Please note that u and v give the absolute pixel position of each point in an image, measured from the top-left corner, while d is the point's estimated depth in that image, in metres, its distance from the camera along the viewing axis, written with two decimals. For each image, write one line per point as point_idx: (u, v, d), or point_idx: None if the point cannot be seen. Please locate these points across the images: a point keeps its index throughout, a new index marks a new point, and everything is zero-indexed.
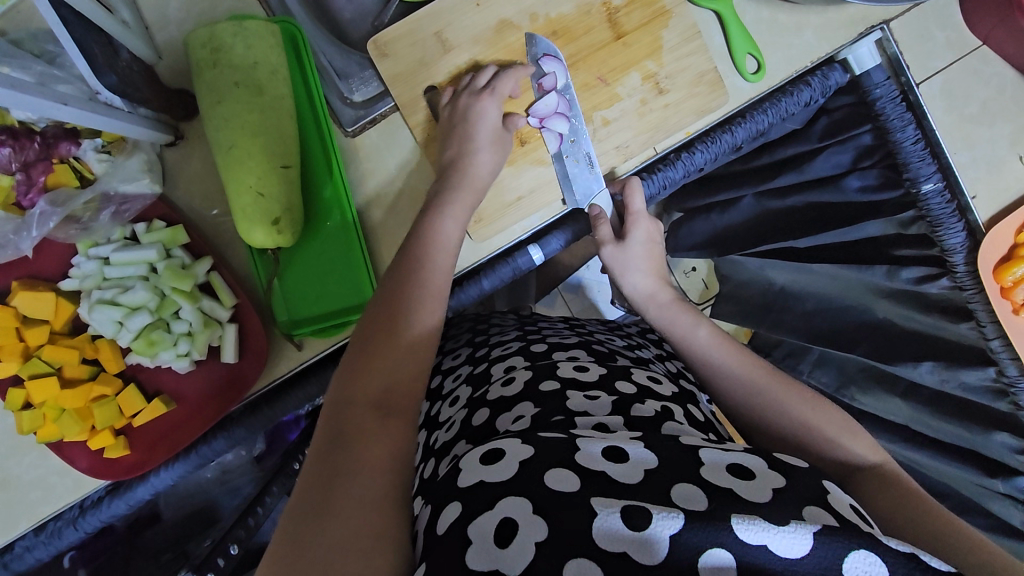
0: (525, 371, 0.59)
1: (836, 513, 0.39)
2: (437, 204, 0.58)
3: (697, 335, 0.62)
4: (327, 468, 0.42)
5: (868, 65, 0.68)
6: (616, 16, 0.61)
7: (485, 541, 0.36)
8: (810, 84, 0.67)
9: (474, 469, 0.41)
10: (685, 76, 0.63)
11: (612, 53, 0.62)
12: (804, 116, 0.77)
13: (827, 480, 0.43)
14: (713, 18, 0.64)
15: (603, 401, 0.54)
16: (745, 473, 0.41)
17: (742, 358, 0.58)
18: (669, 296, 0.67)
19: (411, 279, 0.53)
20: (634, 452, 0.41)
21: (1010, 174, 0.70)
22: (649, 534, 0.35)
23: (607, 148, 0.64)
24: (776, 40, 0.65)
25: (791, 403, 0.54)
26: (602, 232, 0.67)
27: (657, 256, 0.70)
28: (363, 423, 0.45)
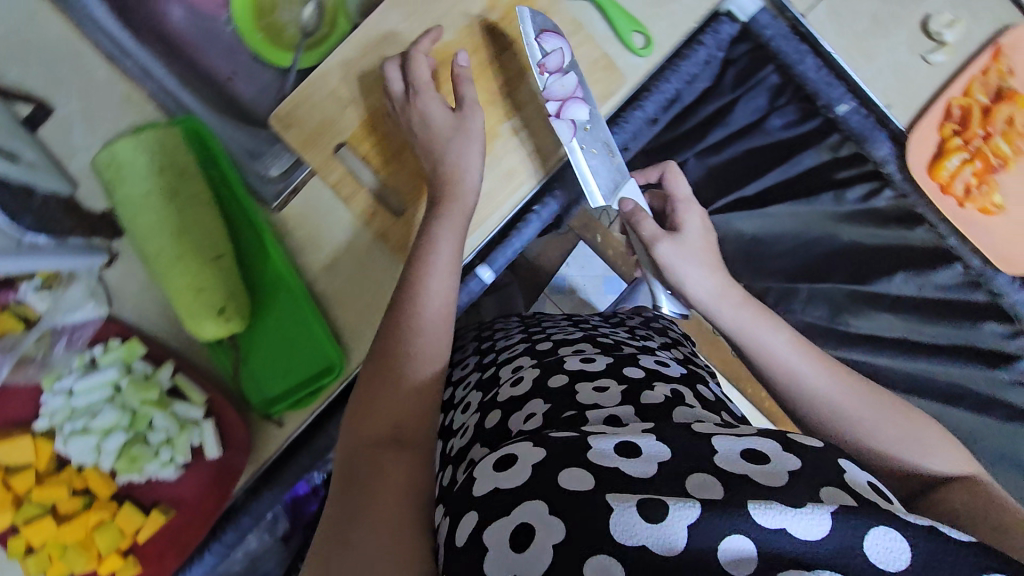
0: (532, 370, 0.60)
1: (854, 492, 0.38)
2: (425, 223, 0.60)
3: (779, 343, 0.59)
4: (345, 509, 0.44)
5: (751, 10, 0.68)
6: (497, 31, 0.63)
7: (502, 549, 0.36)
8: (703, 41, 0.68)
9: (488, 475, 0.40)
10: (578, 67, 0.65)
11: (503, 66, 0.64)
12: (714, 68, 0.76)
13: (842, 458, 0.42)
14: (589, 7, 0.65)
15: (612, 391, 0.54)
16: (759, 457, 0.39)
17: (832, 371, 0.57)
18: (740, 295, 0.63)
19: (404, 317, 0.56)
20: (645, 446, 0.40)
21: (920, 77, 0.68)
22: (666, 526, 0.35)
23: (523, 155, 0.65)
24: (655, 12, 0.67)
25: (879, 416, 0.54)
26: (649, 228, 0.64)
27: (713, 249, 0.66)
28: (377, 457, 0.48)
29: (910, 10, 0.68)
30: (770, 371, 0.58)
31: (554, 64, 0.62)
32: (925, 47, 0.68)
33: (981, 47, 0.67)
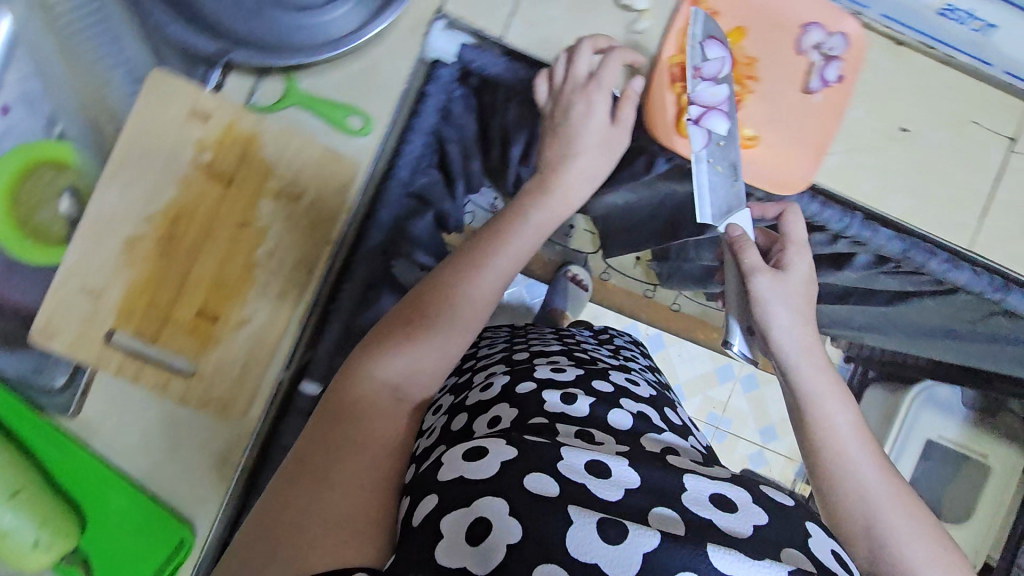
0: (503, 376, 0.72)
1: (811, 560, 0.48)
2: (457, 266, 0.61)
3: (841, 423, 0.64)
4: (320, 452, 0.49)
5: (455, 51, 0.69)
6: (216, 170, 0.63)
7: (457, 534, 0.43)
8: (428, 93, 0.71)
9: (456, 465, 0.48)
10: (305, 171, 0.65)
11: (233, 200, 0.64)
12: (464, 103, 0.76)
13: (812, 524, 0.52)
14: (300, 110, 0.65)
15: (579, 403, 0.66)
16: (727, 505, 0.50)
17: (884, 471, 0.61)
18: (823, 360, 0.68)
19: (442, 308, 0.59)
20: (614, 472, 0.50)
21: (636, 48, 0.68)
22: (622, 545, 0.44)
23: (289, 271, 0.65)
24: (362, 90, 0.66)
25: (909, 525, 0.57)
26: (756, 259, 0.67)
27: (809, 298, 0.70)
28: (375, 404, 0.54)
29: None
30: (817, 439, 0.64)
31: (716, 67, 0.67)
32: (630, 19, 0.68)
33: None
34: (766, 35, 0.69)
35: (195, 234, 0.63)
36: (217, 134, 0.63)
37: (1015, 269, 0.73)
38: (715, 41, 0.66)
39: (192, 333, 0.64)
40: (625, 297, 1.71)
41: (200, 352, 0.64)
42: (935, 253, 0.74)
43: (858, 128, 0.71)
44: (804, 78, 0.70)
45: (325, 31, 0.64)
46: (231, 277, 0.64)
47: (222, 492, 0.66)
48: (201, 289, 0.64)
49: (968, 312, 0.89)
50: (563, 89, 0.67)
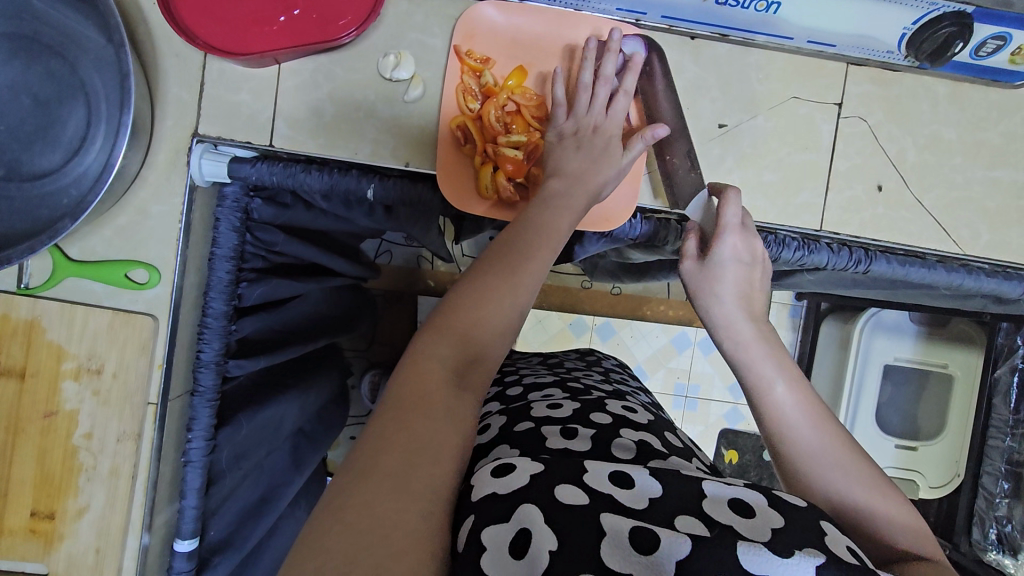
0: (500, 417, 0.69)
1: (835, 552, 0.41)
2: (517, 237, 0.54)
3: (777, 388, 0.53)
4: (382, 440, 0.42)
5: (224, 169, 0.62)
6: (4, 366, 0.59)
7: (500, 547, 0.41)
8: (219, 216, 0.66)
9: (488, 484, 0.47)
10: (99, 341, 0.61)
11: (31, 392, 0.60)
12: (269, 212, 0.70)
13: (826, 519, 0.45)
14: (78, 278, 0.61)
15: (582, 436, 0.60)
16: (748, 511, 0.44)
17: (825, 426, 0.51)
18: (751, 333, 0.57)
19: (497, 283, 0.51)
20: (639, 483, 0.47)
21: (414, 118, 0.64)
22: (656, 557, 0.40)
23: (113, 446, 0.62)
24: (139, 238, 0.62)
25: (857, 483, 0.48)
26: (689, 245, 0.62)
27: (748, 278, 0.60)
28: (438, 384, 0.47)
29: (367, 57, 0.63)
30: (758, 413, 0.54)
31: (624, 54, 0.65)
32: (397, 90, 0.64)
33: (446, 55, 0.64)
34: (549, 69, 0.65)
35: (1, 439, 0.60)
36: None
37: (866, 237, 0.70)
38: (634, 39, 0.64)
39: (32, 536, 0.61)
40: (561, 297, 1.60)
41: (46, 553, 0.61)
42: (785, 243, 0.69)
43: None
44: None
45: (76, 188, 0.59)
46: (55, 471, 0.61)
47: None
48: (26, 492, 0.60)
49: (847, 281, 0.85)
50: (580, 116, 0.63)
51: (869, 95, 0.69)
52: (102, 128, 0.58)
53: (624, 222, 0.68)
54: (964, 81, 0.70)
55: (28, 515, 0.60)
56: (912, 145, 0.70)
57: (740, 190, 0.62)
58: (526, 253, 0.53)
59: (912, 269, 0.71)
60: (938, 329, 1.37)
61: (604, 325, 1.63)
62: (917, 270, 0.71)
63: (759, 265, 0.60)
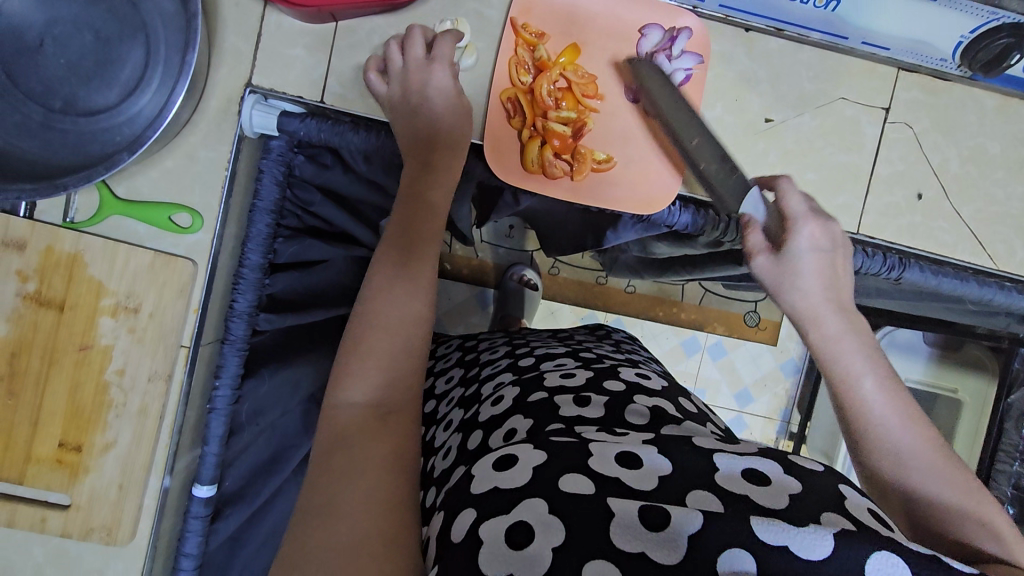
0: (512, 388, 0.66)
1: (852, 517, 0.42)
2: (407, 249, 0.57)
3: (867, 387, 0.51)
4: (318, 483, 0.44)
5: (273, 122, 0.63)
6: (42, 297, 0.60)
7: (495, 540, 0.40)
8: (262, 169, 0.67)
9: (486, 477, 0.46)
10: (139, 281, 0.62)
11: (69, 325, 0.61)
12: (309, 170, 0.71)
13: (844, 485, 0.46)
14: (122, 217, 0.62)
15: (595, 403, 0.61)
16: (762, 480, 0.45)
17: (912, 420, 0.50)
18: (839, 325, 0.54)
19: (383, 300, 0.53)
20: (646, 461, 0.46)
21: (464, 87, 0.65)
22: (670, 533, 0.40)
23: (144, 386, 0.62)
24: (186, 183, 0.63)
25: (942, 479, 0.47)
26: (755, 238, 0.56)
27: (831, 269, 0.56)
28: (359, 408, 0.48)
29: (425, 24, 0.64)
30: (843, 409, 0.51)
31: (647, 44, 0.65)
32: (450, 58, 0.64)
33: (502, 26, 0.64)
34: (602, 48, 0.65)
35: (35, 369, 0.60)
36: (36, 260, 0.60)
37: (901, 244, 0.70)
38: (686, 31, 0.64)
39: (58, 466, 0.61)
40: (576, 288, 1.59)
41: (71, 483, 0.61)
42: None
43: (721, 127, 0.68)
44: None
45: (130, 128, 0.60)
46: (85, 404, 0.61)
47: None
48: (56, 423, 0.61)
49: (871, 288, 0.85)
50: (404, 74, 0.60)
51: (917, 102, 0.69)
52: (159, 70, 0.60)
53: (665, 208, 0.68)
54: (1013, 97, 0.70)
55: (56, 444, 0.61)
56: (955, 155, 0.70)
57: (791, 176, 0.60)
58: (421, 256, 0.56)
59: (944, 280, 0.70)
60: (951, 353, 1.38)
61: (615, 322, 1.62)
62: (949, 281, 0.70)
63: (838, 254, 0.57)
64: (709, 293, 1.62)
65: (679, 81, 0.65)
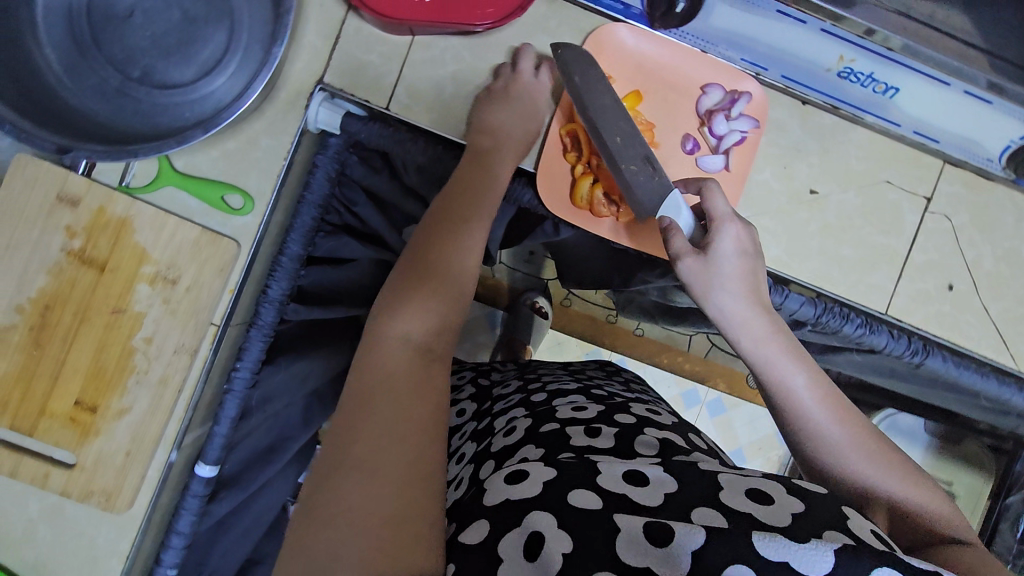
0: (524, 419, 0.68)
1: (856, 536, 0.42)
2: (450, 219, 0.59)
3: (798, 386, 0.55)
4: (349, 437, 0.45)
5: (337, 121, 0.66)
6: (86, 256, 0.61)
7: (515, 556, 0.42)
8: (316, 163, 0.68)
9: (500, 490, 0.48)
10: (183, 254, 0.63)
11: (107, 286, 0.61)
12: (360, 172, 0.73)
13: (847, 505, 0.46)
14: (176, 190, 0.64)
15: (605, 434, 0.61)
16: (767, 500, 0.45)
17: (844, 414, 0.53)
18: (767, 328, 0.58)
19: (422, 268, 0.55)
20: (652, 479, 0.48)
21: None
22: (673, 548, 0.39)
23: (168, 356, 0.63)
24: (243, 167, 0.65)
25: (881, 464, 0.51)
26: (678, 243, 0.59)
27: (751, 269, 0.60)
28: (394, 365, 0.49)
29: (495, 52, 0.67)
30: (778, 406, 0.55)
31: (707, 101, 0.68)
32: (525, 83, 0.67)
33: None
34: (663, 99, 0.68)
35: (66, 323, 0.61)
36: (87, 218, 0.61)
37: (926, 331, 0.71)
38: (747, 94, 0.67)
39: (70, 424, 0.61)
40: (587, 323, 1.59)
41: (79, 443, 0.61)
42: (850, 317, 0.69)
43: (766, 192, 0.69)
44: (697, 142, 0.68)
45: (200, 106, 0.62)
46: (108, 366, 0.62)
47: None
48: (77, 380, 0.61)
49: (887, 370, 0.85)
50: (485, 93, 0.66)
51: (958, 196, 0.71)
52: (237, 57, 0.62)
53: None
54: None
55: (71, 400, 0.61)
56: (990, 253, 0.72)
57: (716, 181, 0.64)
58: (463, 231, 0.58)
59: (964, 372, 0.73)
60: (950, 447, 1.36)
61: (619, 363, 1.62)
62: (969, 374, 0.73)
63: (756, 257, 0.61)
64: (716, 347, 1.61)
65: (734, 142, 0.67)
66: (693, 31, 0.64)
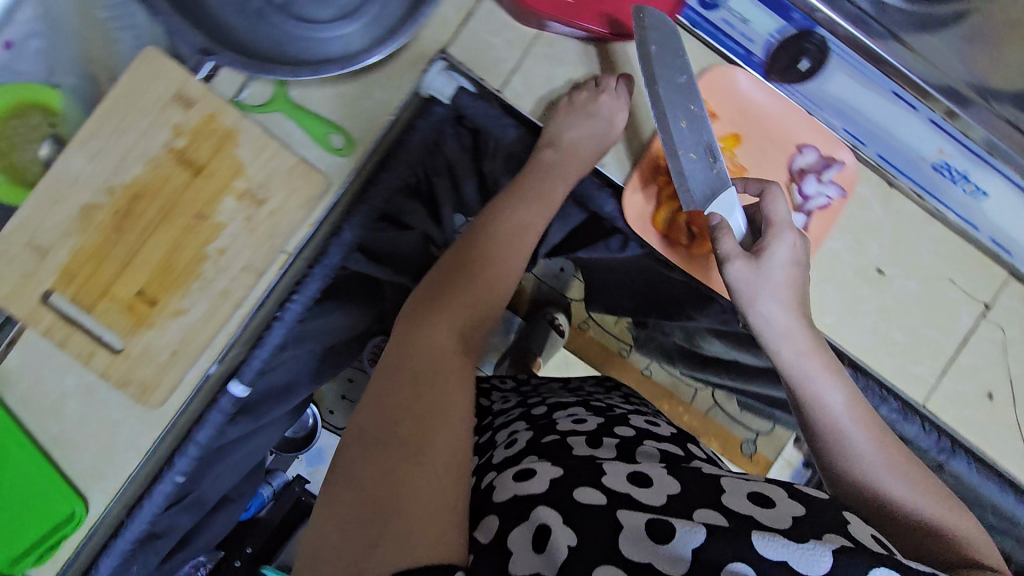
0: (526, 431, 0.68)
1: (853, 538, 0.44)
2: (494, 222, 0.64)
3: (833, 402, 0.59)
4: (376, 414, 0.51)
5: (450, 91, 0.67)
6: (186, 156, 0.63)
7: (524, 549, 0.44)
8: (416, 126, 0.70)
9: (510, 487, 0.51)
10: (275, 178, 0.64)
11: (197, 189, 0.63)
12: (451, 145, 0.75)
13: (847, 511, 0.49)
14: (283, 117, 0.66)
15: (608, 445, 0.62)
16: (768, 502, 0.48)
17: (870, 426, 0.58)
18: (807, 341, 0.62)
19: (465, 266, 0.61)
20: (657, 480, 0.50)
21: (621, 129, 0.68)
22: (676, 547, 0.41)
23: (235, 272, 0.64)
24: (351, 112, 0.67)
25: (903, 476, 0.55)
26: (727, 245, 0.62)
27: (797, 279, 0.63)
28: (430, 349, 0.55)
29: (612, 66, 0.69)
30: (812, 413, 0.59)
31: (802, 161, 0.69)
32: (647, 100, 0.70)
33: None
34: (760, 148, 0.69)
35: (149, 215, 0.63)
36: (196, 122, 0.63)
37: (958, 432, 0.72)
38: (840, 163, 0.69)
39: (128, 311, 0.62)
40: (599, 350, 1.60)
41: (131, 331, 0.62)
42: (887, 399, 0.70)
43: (835, 261, 0.71)
44: (783, 196, 0.70)
45: (329, 46, 0.65)
46: (177, 265, 0.63)
47: (128, 469, 0.65)
48: (144, 271, 0.63)
49: None
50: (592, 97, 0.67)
51: (1016, 311, 0.72)
52: (375, 9, 0.65)
53: None
54: None
55: (134, 288, 0.63)
56: None
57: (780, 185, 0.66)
58: (509, 237, 0.63)
59: (986, 481, 0.73)
60: None
61: None
62: (990, 484, 0.73)
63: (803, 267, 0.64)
64: (719, 407, 1.60)
65: (818, 205, 0.69)
66: (806, 91, 0.67)
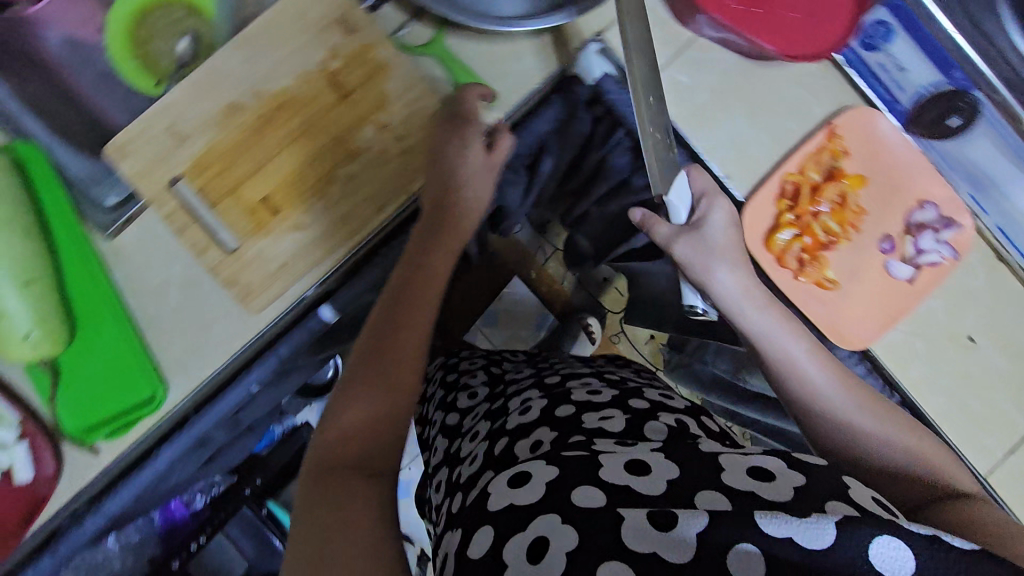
0: (541, 400, 0.62)
1: (860, 507, 0.38)
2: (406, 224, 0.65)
3: (798, 354, 0.59)
4: (348, 454, 0.50)
5: (598, 73, 0.70)
6: (337, 79, 0.64)
7: (519, 561, 0.38)
8: (555, 99, 0.71)
9: (503, 492, 0.43)
10: (417, 119, 0.66)
11: (340, 113, 0.64)
12: None
13: (846, 473, 0.42)
14: (433, 62, 0.67)
15: (617, 419, 0.55)
16: (767, 475, 0.41)
17: (828, 369, 0.58)
18: (762, 297, 0.63)
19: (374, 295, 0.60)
20: (655, 467, 0.43)
21: (754, 145, 0.69)
22: (677, 534, 0.36)
23: (358, 199, 0.65)
24: (499, 72, 0.68)
25: (868, 419, 0.55)
26: (660, 230, 0.66)
27: (737, 239, 0.65)
28: (367, 389, 0.54)
29: None
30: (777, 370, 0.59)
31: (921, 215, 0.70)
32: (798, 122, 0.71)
33: (817, 125, 0.69)
34: (884, 193, 0.70)
35: (289, 127, 0.64)
36: (353, 48, 0.64)
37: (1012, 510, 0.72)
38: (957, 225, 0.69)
39: (249, 214, 0.63)
40: None
41: (249, 233, 0.63)
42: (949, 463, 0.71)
43: (928, 317, 0.71)
44: (894, 245, 0.70)
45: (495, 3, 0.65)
46: (307, 180, 0.64)
47: (210, 370, 0.65)
48: (274, 179, 0.63)
49: None
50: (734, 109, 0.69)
51: None
52: None
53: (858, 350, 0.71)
54: None
55: (260, 193, 0.63)
56: None
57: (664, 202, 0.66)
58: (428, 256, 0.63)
59: None
60: None
61: None
62: None
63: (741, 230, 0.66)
64: None
65: (929, 261, 0.69)
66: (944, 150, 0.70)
